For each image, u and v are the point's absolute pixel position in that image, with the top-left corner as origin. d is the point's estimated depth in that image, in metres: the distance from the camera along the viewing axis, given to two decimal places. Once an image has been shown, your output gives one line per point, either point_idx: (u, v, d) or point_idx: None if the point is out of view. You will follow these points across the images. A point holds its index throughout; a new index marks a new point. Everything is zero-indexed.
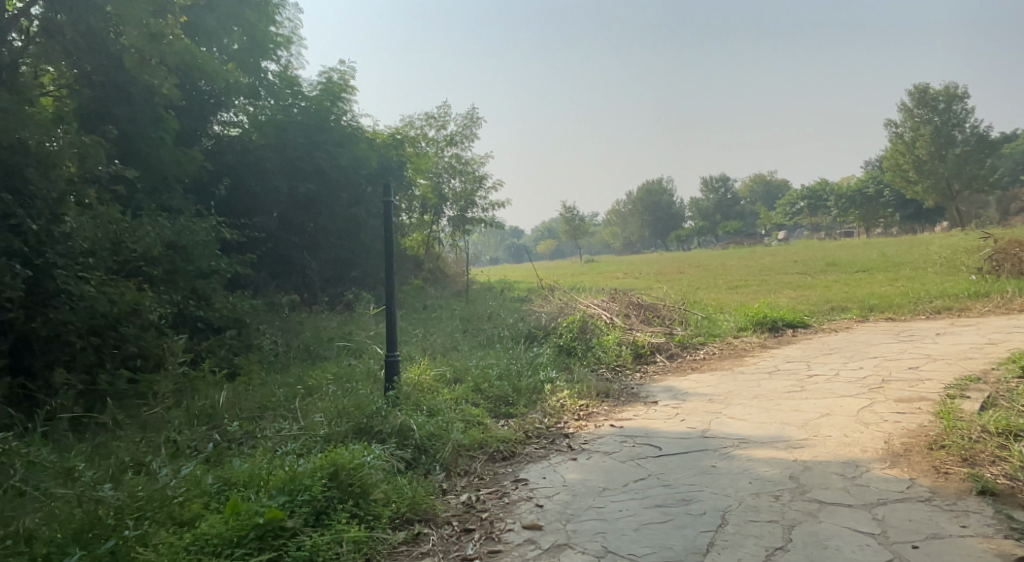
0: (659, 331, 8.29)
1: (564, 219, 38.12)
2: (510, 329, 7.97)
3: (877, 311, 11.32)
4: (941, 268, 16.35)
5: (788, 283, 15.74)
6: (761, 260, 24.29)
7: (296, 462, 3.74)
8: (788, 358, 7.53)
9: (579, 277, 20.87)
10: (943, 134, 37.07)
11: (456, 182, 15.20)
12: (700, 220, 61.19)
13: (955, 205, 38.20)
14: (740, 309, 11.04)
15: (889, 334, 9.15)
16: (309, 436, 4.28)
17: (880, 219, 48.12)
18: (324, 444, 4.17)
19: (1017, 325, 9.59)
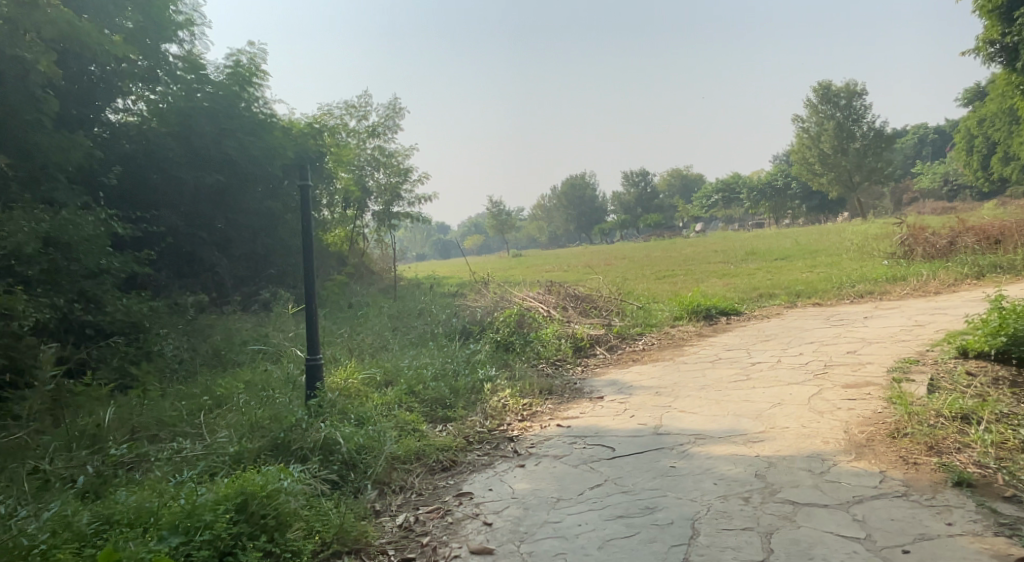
0: (596, 322, 8.01)
1: (489, 214, 37.79)
2: (442, 325, 7.53)
3: (804, 296, 11.38)
4: (855, 254, 16.83)
5: (713, 272, 15.86)
6: (683, 251, 24.58)
7: (193, 493, 3.20)
8: (728, 346, 7.37)
9: (508, 271, 20.60)
10: (844, 129, 38.71)
11: (380, 176, 14.89)
12: (623, 214, 62.11)
13: (856, 196, 40.13)
14: (672, 298, 10.94)
15: (819, 318, 9.16)
16: (215, 456, 3.75)
17: (789, 210, 50.00)
18: (233, 466, 3.65)
19: (937, 306, 9.77)
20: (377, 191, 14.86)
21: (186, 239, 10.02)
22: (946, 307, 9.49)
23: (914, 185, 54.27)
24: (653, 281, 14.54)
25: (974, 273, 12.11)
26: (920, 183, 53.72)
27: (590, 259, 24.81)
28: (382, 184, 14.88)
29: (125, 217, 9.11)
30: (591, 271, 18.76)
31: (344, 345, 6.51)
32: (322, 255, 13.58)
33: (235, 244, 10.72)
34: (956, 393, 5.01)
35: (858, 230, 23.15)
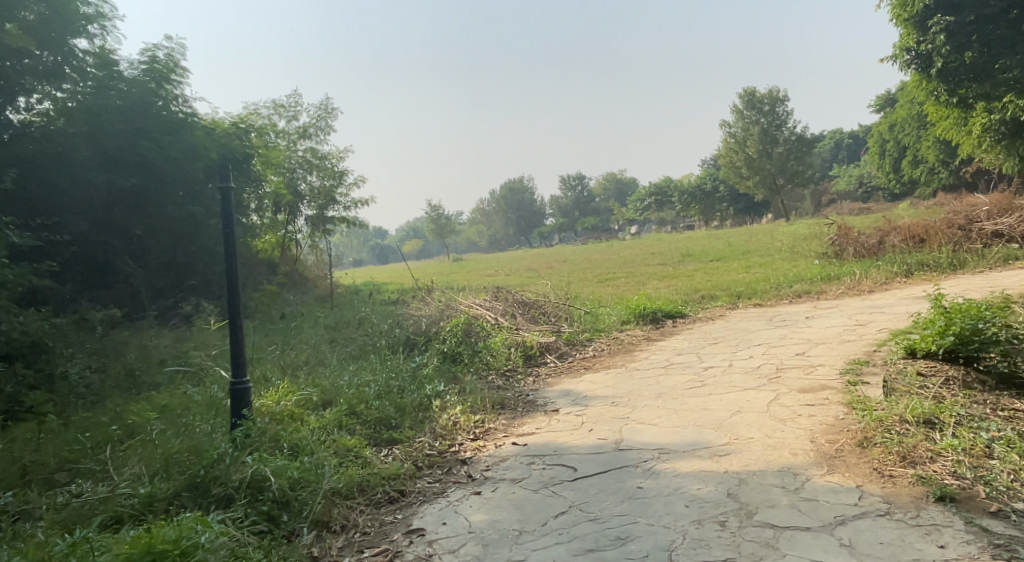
0: (545, 329, 7.76)
1: (427, 217, 37.24)
2: (384, 336, 7.14)
3: (746, 297, 10.77)
4: (787, 254, 17.15)
5: (654, 273, 15.89)
6: (621, 253, 24.75)
7: (86, 557, 2.84)
8: (678, 350, 7.23)
9: (450, 276, 20.27)
10: (769, 135, 40.11)
11: (312, 179, 14.28)
12: (560, 217, 62.53)
13: (781, 198, 41.55)
14: (617, 301, 10.81)
15: (764, 317, 9.15)
16: (121, 503, 3.34)
17: (718, 212, 51.24)
18: (143, 515, 3.25)
19: (874, 303, 9.72)
20: (310, 195, 14.24)
21: (95, 245, 9.32)
22: (882, 303, 9.64)
23: (834, 187, 56.51)
24: (594, 284, 14.45)
25: (903, 271, 12.44)
26: (839, 185, 55.95)
27: (529, 263, 24.65)
28: (315, 188, 14.25)
29: (29, 225, 8.41)
30: (533, 275, 18.61)
31: (279, 361, 6.06)
32: (251, 262, 12.94)
33: (152, 253, 10.06)
34: (911, 394, 4.94)
35: (786, 231, 23.71)
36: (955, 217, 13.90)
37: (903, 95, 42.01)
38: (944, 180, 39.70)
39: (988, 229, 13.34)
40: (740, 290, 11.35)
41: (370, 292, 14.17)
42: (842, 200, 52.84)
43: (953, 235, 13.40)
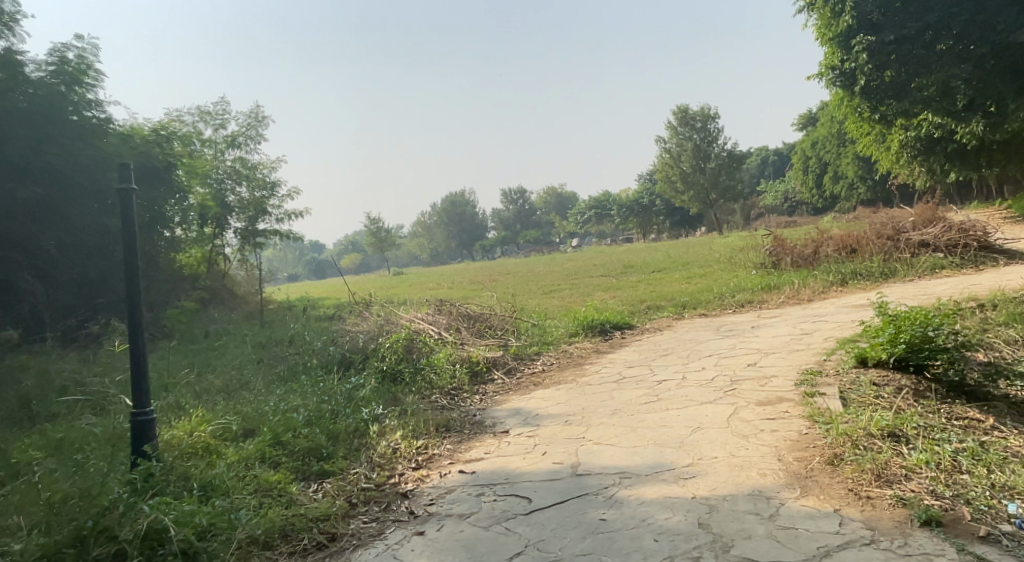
0: (491, 343, 7.39)
1: (367, 231, 36.43)
2: (317, 355, 6.66)
3: (690, 307, 10.64)
4: (726, 264, 17.25)
5: (597, 285, 15.75)
6: (563, 265, 24.62)
7: None
8: (628, 362, 6.97)
9: (391, 291, 19.75)
10: (701, 151, 41.01)
11: (242, 191, 13.43)
12: (501, 231, 62.46)
13: (714, 211, 42.47)
14: (565, 314, 10.50)
15: (711, 326, 9.01)
16: None
17: (655, 225, 51.99)
18: None
19: (814, 311, 9.56)
20: (239, 208, 13.37)
21: None
22: (825, 310, 9.66)
23: (763, 200, 58.23)
24: (536, 297, 14.16)
25: (837, 280, 12.33)
26: (766, 199, 57.81)
27: (470, 276, 24.24)
28: (245, 200, 13.38)
29: None
30: (475, 288, 18.23)
31: (201, 388, 5.54)
32: (176, 278, 12.19)
33: (60, 270, 9.26)
34: (870, 405, 4.76)
35: (722, 243, 24.00)
36: (885, 226, 14.22)
37: (826, 113, 43.69)
38: (865, 194, 41.49)
39: (915, 239, 13.57)
40: (685, 299, 11.23)
41: (305, 308, 13.56)
42: (770, 213, 54.54)
43: (884, 245, 13.68)
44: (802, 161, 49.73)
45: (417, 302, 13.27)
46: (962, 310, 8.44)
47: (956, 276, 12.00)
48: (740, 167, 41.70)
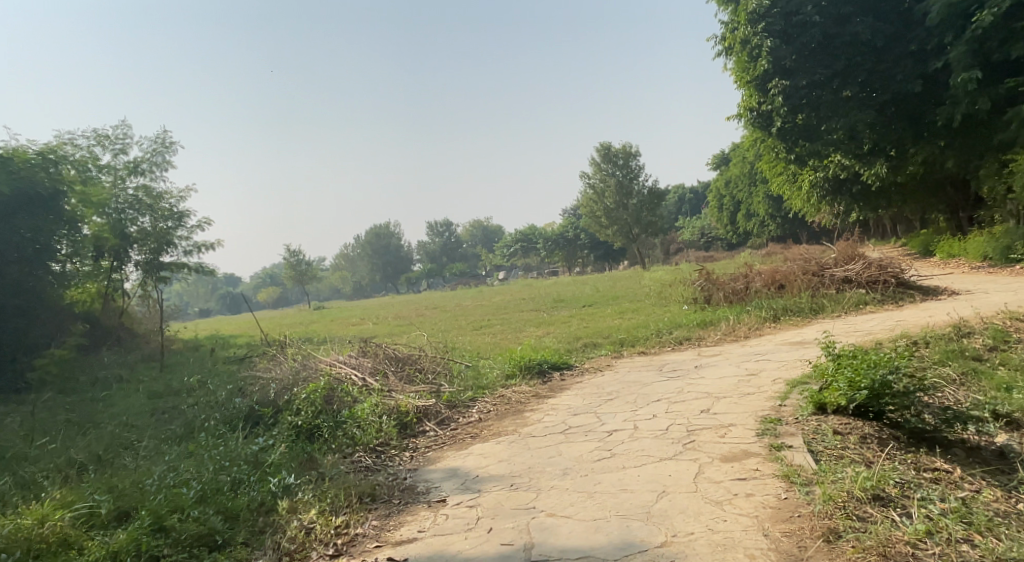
0: (421, 389, 6.70)
1: (286, 263, 34.91)
2: (221, 410, 5.86)
3: (628, 345, 10.22)
4: (656, 299, 17.04)
5: (529, 320, 15.23)
6: (491, 299, 24.06)
7: None
8: (572, 409, 6.42)
9: (310, 327, 18.66)
10: (623, 188, 41.51)
11: (145, 221, 12.54)
12: (426, 263, 61.59)
13: (637, 246, 43.06)
14: (501, 353, 9.85)
15: (654, 365, 8.57)
16: None
17: (579, 259, 52.27)
18: None
19: (754, 349, 9.33)
20: (141, 238, 12.44)
21: None
22: (764, 347, 9.42)
23: (681, 236, 59.66)
24: (464, 334, 13.49)
25: (771, 316, 11.97)
26: (683, 234, 59.26)
27: (393, 310, 23.27)
28: (149, 230, 12.50)
29: None
30: (400, 324, 17.39)
31: (70, 460, 4.88)
32: (66, 317, 10.98)
33: None
34: (841, 460, 4.36)
35: (649, 276, 23.96)
36: (810, 262, 14.36)
37: (738, 154, 45.44)
38: (775, 231, 43.06)
39: (838, 275, 13.71)
40: (622, 336, 10.83)
41: (214, 347, 12.46)
42: (688, 248, 55.86)
43: (810, 281, 13.76)
44: (717, 198, 51.35)
45: (338, 341, 12.44)
46: (896, 345, 8.29)
47: (881, 312, 12.08)
48: (661, 203, 42.54)
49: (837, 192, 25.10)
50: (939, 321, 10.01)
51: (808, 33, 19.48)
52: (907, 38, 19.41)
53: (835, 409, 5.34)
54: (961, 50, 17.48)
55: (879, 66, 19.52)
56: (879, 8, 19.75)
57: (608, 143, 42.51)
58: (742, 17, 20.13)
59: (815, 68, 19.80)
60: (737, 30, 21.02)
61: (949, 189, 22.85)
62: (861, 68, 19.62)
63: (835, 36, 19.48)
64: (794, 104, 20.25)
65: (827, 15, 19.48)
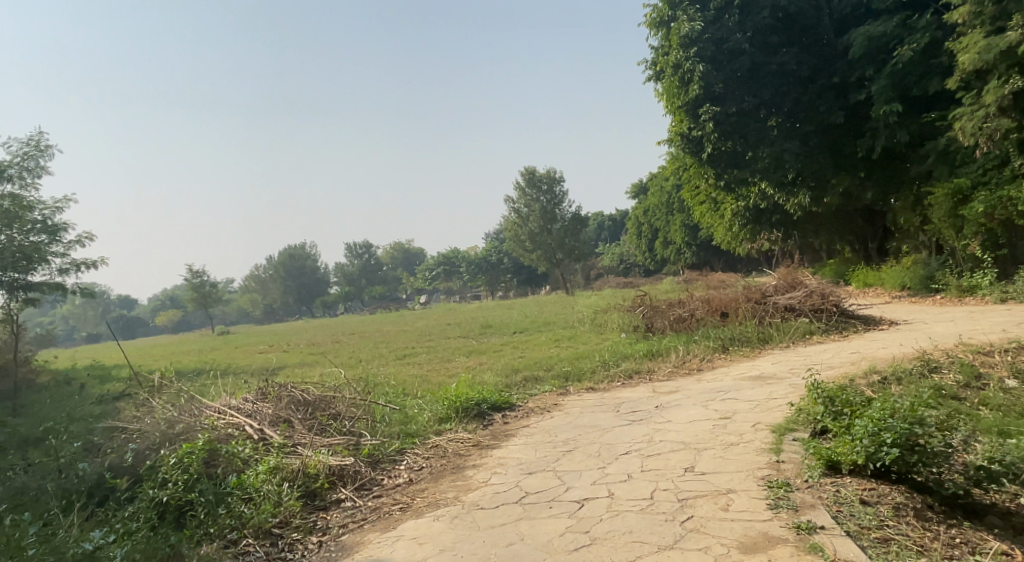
0: (335, 442, 5.39)
1: (188, 284, 32.30)
2: (55, 479, 4.46)
3: (573, 380, 9.11)
4: (591, 326, 16.05)
5: (457, 349, 13.93)
6: (414, 324, 22.62)
7: None
8: (524, 465, 5.24)
9: (209, 356, 16.70)
10: (547, 214, 40.92)
11: (7, 235, 10.57)
12: (344, 286, 59.22)
13: (561, 270, 42.42)
14: (431, 390, 8.50)
15: (608, 406, 7.46)
16: None
17: (502, 283, 51.33)
18: None
19: (713, 385, 8.40)
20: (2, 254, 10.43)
21: None
22: (723, 383, 8.47)
23: (600, 262, 59.68)
24: (384, 365, 12.05)
25: (718, 346, 11.00)
26: (602, 261, 59.30)
27: (304, 337, 21.34)
28: (10, 245, 10.58)
29: None
30: (311, 353, 15.69)
31: None
32: None
33: None
34: (889, 550, 3.43)
35: (582, 301, 23.02)
36: (750, 290, 13.58)
37: (658, 182, 45.76)
38: (691, 259, 43.48)
39: (782, 303, 12.92)
40: (565, 369, 9.69)
41: (88, 382, 10.58)
42: (608, 274, 55.81)
43: (754, 309, 12.92)
44: (637, 226, 51.62)
45: (233, 376, 10.75)
46: (870, 384, 7.34)
47: (829, 343, 11.40)
48: (582, 229, 42.28)
49: (759, 221, 25.03)
50: (896, 353, 9.37)
51: (738, 60, 19.17)
52: (829, 70, 19.57)
53: (852, 470, 4.37)
54: (883, 83, 17.66)
55: (804, 97, 19.57)
56: (803, 39, 19.84)
57: (532, 168, 41.89)
58: (674, 40, 19.68)
59: (743, 96, 19.62)
60: (667, 55, 20.54)
61: (860, 222, 23.39)
62: (788, 98, 19.60)
63: (763, 65, 19.39)
64: (724, 130, 19.91)
65: (755, 43, 19.35)
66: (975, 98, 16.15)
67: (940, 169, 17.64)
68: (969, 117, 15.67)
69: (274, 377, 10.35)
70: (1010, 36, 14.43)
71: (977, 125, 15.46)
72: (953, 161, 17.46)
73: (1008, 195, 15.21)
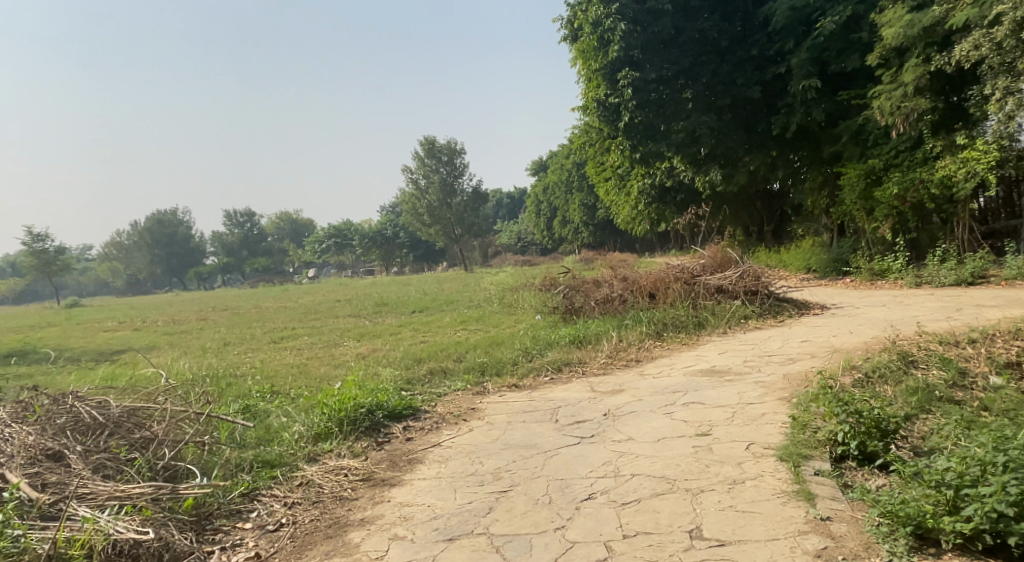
0: (139, 493, 3.62)
1: (28, 248, 27.97)
2: None
3: (489, 374, 7.35)
4: (499, 306, 14.30)
5: (345, 331, 11.81)
6: (297, 299, 20.15)
7: None
8: (440, 522, 3.58)
9: (35, 336, 13.65)
10: (447, 187, 38.87)
11: None
12: (223, 257, 54.67)
13: (459, 246, 40.44)
14: (306, 391, 6.43)
15: (540, 414, 5.72)
16: None
17: (396, 258, 49.33)
18: None
19: (661, 382, 6.84)
20: None
21: None
22: (673, 380, 6.93)
23: (498, 240, 57.99)
24: (251, 352, 9.82)
25: (652, 332, 9.51)
26: (500, 239, 57.69)
27: (163, 312, 18.33)
28: None
29: None
30: (167, 334, 13.08)
31: None
32: None
33: None
34: None
35: (487, 278, 21.20)
36: (677, 267, 11.93)
37: (559, 160, 44.71)
38: (589, 239, 42.55)
39: (712, 284, 11.38)
40: (479, 359, 7.87)
41: None
42: (505, 252, 54.24)
43: (683, 289, 11.38)
44: (537, 204, 50.37)
45: (40, 368, 8.19)
46: (856, 388, 5.88)
47: (770, 328, 10.11)
48: (482, 205, 40.54)
49: (663, 199, 23.96)
50: (856, 345, 8.09)
51: (660, 22, 17.77)
52: (747, 42, 18.50)
53: (955, 544, 3.07)
54: (803, 56, 16.70)
55: (722, 68, 18.44)
56: (722, 7, 18.67)
57: (432, 137, 39.60)
58: None
59: (663, 62, 18.26)
60: (586, 12, 18.86)
61: (758, 205, 23.17)
62: (705, 69, 18.32)
63: (683, 31, 18.11)
64: (642, 99, 18.50)
65: (677, 6, 17.98)
66: (894, 76, 15.15)
67: (852, 150, 16.75)
68: (886, 96, 14.79)
69: (94, 372, 7.91)
70: (934, 12, 13.54)
71: (896, 104, 14.54)
72: (864, 143, 16.52)
73: (920, 176, 14.43)
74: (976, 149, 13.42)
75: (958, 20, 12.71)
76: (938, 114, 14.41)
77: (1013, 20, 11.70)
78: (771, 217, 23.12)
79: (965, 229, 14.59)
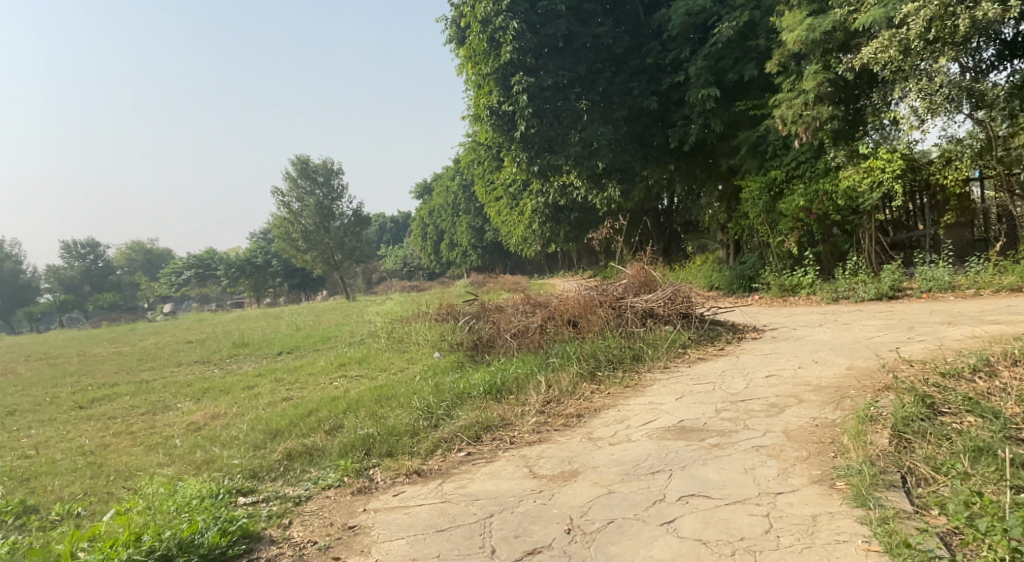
0: None
1: None
2: None
3: (375, 452, 5.07)
4: (387, 342, 11.92)
5: (185, 385, 9.11)
6: (137, 342, 16.75)
7: None
8: None
9: None
10: (323, 210, 35.96)
11: None
12: (65, 294, 48.23)
13: (339, 273, 37.19)
14: (70, 528, 3.96)
15: (464, 533, 3.59)
16: None
17: (270, 288, 45.51)
18: None
19: (625, 453, 4.76)
20: None
21: None
22: (640, 448, 4.88)
23: (382, 265, 54.99)
24: (37, 430, 6.99)
25: (584, 373, 7.54)
26: (384, 263, 54.81)
27: None
28: None
29: None
30: None
31: None
32: None
33: None
34: None
35: (372, 307, 18.72)
36: (596, 289, 9.98)
37: (444, 182, 42.85)
38: (477, 263, 40.52)
39: (640, 307, 9.50)
40: (361, 429, 5.54)
41: None
42: (389, 277, 51.38)
43: (608, 315, 9.44)
44: (422, 228, 48.13)
45: None
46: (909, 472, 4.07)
47: (718, 360, 8.38)
48: (364, 229, 37.96)
49: (556, 217, 22.26)
50: (844, 382, 6.38)
51: (553, 24, 15.90)
52: (642, 50, 16.78)
53: None
54: (701, 64, 14.90)
55: (618, 77, 16.39)
56: (615, 12, 17.09)
57: (304, 157, 36.73)
58: None
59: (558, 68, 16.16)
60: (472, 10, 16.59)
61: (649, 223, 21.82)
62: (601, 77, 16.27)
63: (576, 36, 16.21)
64: (539, 107, 16.20)
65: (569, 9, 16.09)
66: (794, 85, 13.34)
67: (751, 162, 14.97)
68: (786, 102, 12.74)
69: None
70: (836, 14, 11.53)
71: (796, 112, 12.62)
72: (763, 154, 14.78)
73: (824, 188, 12.56)
74: (880, 157, 11.62)
75: (863, 21, 10.50)
76: (839, 121, 12.60)
77: (925, 19, 9.65)
78: (661, 234, 21.65)
79: (872, 241, 12.53)
